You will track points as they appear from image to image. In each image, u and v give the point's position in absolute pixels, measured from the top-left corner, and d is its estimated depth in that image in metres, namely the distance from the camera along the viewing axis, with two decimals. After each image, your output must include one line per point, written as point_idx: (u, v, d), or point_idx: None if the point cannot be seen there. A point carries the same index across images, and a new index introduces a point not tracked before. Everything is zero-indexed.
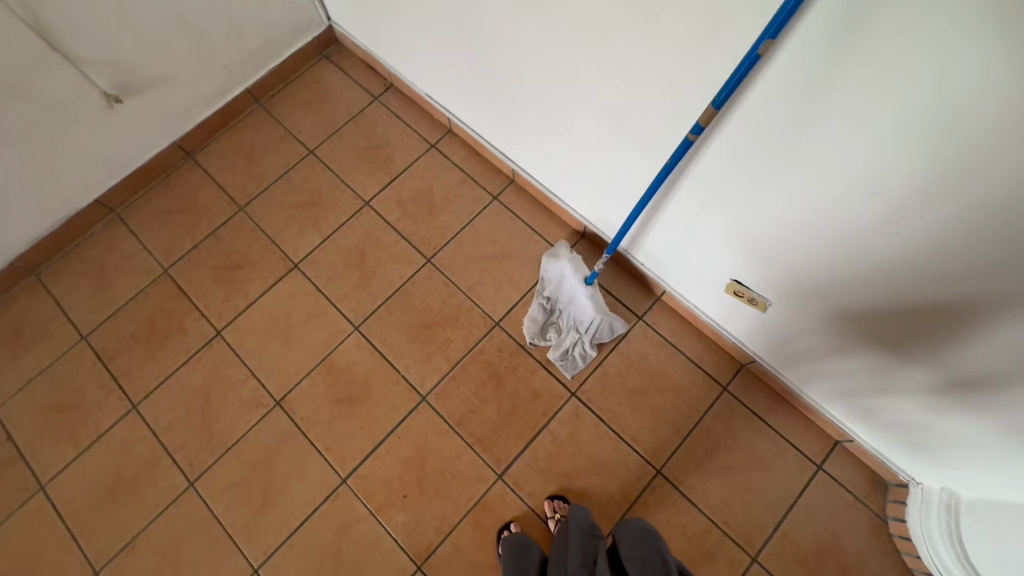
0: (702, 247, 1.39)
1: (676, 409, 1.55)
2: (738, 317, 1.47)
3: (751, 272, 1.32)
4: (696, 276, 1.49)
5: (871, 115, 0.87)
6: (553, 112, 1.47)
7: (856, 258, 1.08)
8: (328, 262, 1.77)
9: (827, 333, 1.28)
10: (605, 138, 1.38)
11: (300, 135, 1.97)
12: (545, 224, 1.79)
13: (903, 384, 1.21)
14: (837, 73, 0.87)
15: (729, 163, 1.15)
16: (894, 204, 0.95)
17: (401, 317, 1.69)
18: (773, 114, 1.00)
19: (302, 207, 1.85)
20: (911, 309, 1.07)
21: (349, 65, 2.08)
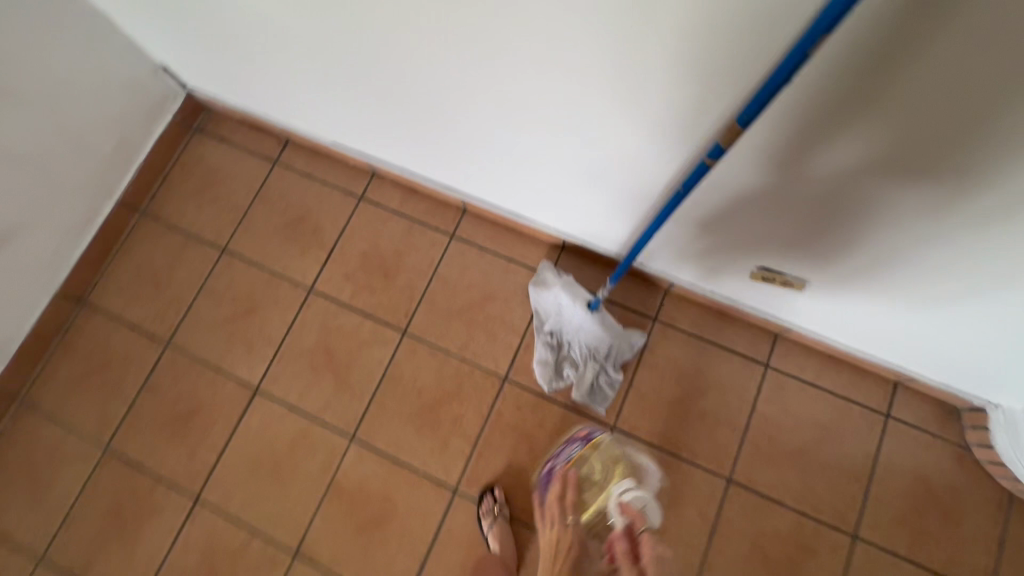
0: (704, 249, 1.26)
1: (725, 406, 1.41)
2: (772, 296, 1.31)
3: (787, 256, 1.14)
4: (717, 266, 1.30)
5: (975, 83, 0.67)
6: (499, 135, 1.22)
7: (930, 235, 0.91)
8: (292, 373, 1.51)
9: (885, 303, 1.13)
10: (573, 152, 1.15)
11: (203, 234, 1.64)
12: (519, 248, 1.55)
13: (987, 341, 1.08)
14: (932, 40, 0.65)
15: (760, 154, 0.93)
16: (996, 177, 0.77)
17: (398, 408, 1.46)
18: (828, 96, 0.78)
19: (238, 318, 1.56)
20: (994, 278, 0.93)
21: (229, 130, 1.73)
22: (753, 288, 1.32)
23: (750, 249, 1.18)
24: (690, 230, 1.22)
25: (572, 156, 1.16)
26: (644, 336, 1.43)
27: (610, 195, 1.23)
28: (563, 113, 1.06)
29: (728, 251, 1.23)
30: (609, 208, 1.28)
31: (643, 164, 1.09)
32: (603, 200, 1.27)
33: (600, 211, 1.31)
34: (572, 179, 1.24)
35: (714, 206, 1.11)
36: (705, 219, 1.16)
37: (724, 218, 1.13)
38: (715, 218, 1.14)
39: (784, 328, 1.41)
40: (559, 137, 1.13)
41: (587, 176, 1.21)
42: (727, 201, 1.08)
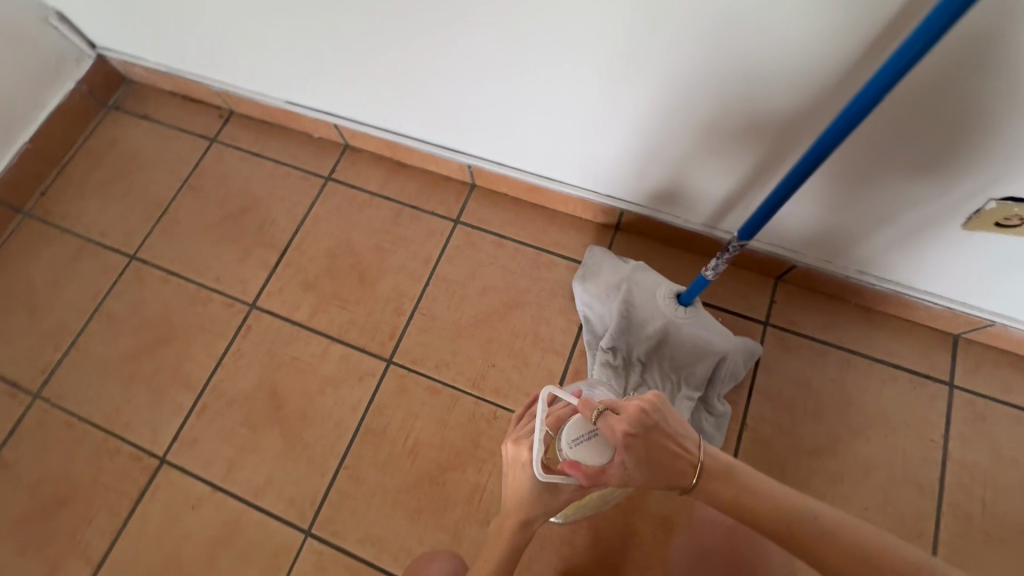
0: (867, 205, 0.78)
1: (900, 454, 0.89)
2: (984, 270, 0.80)
3: None
4: (893, 226, 0.79)
5: None
6: (519, 40, 0.77)
7: None
8: (219, 432, 0.99)
9: None
10: (642, 45, 0.70)
11: (106, 239, 1.17)
12: (552, 233, 1.08)
13: None
14: None
15: None
16: None
17: (380, 480, 0.93)
18: None
19: (144, 353, 1.06)
20: None
21: (154, 106, 1.30)
22: (958, 257, 0.80)
23: (931, 208, 0.74)
24: (827, 195, 0.79)
25: (641, 52, 0.71)
26: (759, 349, 0.93)
27: (707, 117, 0.77)
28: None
29: (892, 218, 0.78)
30: (703, 142, 0.81)
31: (780, 39, 0.62)
32: (691, 131, 0.80)
33: (685, 151, 0.84)
34: (640, 99, 0.78)
35: (875, 141, 0.68)
36: (858, 168, 0.73)
37: (894, 156, 0.69)
38: (879, 162, 0.71)
39: (980, 327, 0.90)
40: (619, 17, 0.68)
41: (666, 88, 0.75)
42: (900, 130, 0.65)
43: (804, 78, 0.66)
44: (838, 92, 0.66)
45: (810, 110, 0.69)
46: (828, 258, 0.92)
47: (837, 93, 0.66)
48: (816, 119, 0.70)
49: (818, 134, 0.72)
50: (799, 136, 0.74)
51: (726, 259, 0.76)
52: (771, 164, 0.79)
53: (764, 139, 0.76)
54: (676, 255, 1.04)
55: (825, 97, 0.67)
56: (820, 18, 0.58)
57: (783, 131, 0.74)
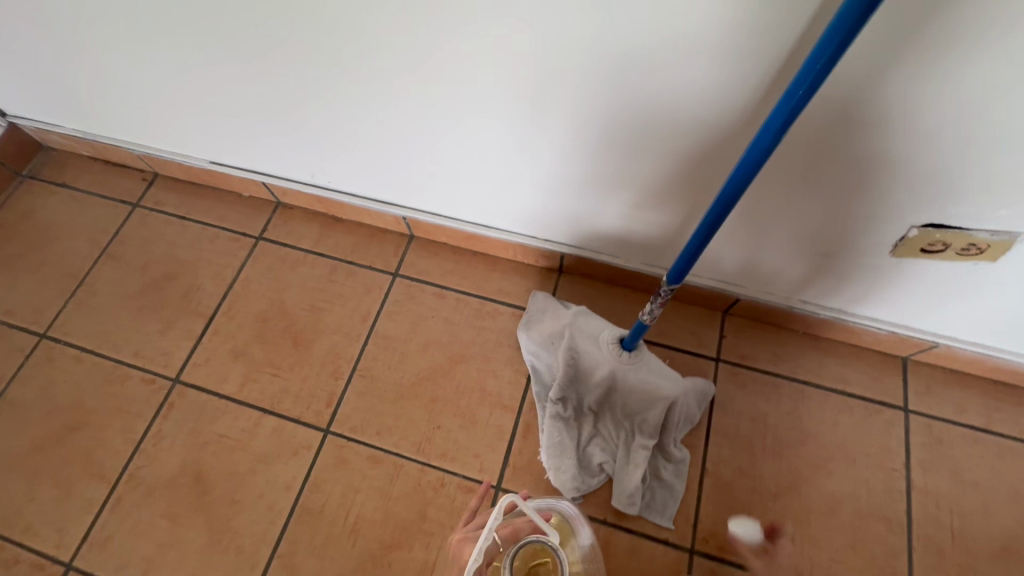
0: (788, 238, 0.78)
1: (864, 488, 0.86)
2: (916, 294, 0.80)
3: (970, 209, 0.64)
4: (817, 257, 0.79)
5: None
6: (435, 90, 0.75)
7: None
8: (135, 528, 0.88)
9: None
10: (556, 94, 0.69)
11: (13, 318, 1.07)
12: (495, 281, 1.05)
13: None
14: None
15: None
16: None
17: (318, 568, 0.84)
18: None
19: (51, 443, 0.96)
20: None
21: (73, 173, 1.23)
22: (888, 282, 0.80)
23: (859, 234, 0.73)
24: (757, 228, 0.78)
25: (555, 97, 0.70)
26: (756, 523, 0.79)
27: (629, 157, 0.76)
28: (526, 9, 0.60)
29: (825, 246, 0.77)
30: (630, 182, 0.80)
31: (688, 78, 0.62)
32: (616, 172, 0.79)
33: (614, 192, 0.83)
34: (561, 143, 0.77)
35: (793, 173, 0.68)
36: (783, 201, 0.72)
37: (815, 187, 0.69)
38: (801, 193, 0.70)
39: (925, 349, 0.90)
40: (527, 66, 0.67)
41: (585, 131, 0.74)
42: (806, 165, 0.66)
43: (715, 116, 0.66)
44: (751, 128, 0.65)
45: (725, 148, 0.69)
46: (771, 290, 0.90)
47: (750, 129, 0.66)
48: (733, 155, 0.70)
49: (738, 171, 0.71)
50: (720, 174, 0.73)
51: (660, 303, 0.73)
52: (697, 202, 0.79)
53: (687, 178, 0.76)
54: (621, 295, 1.02)
55: (738, 134, 0.67)
56: (720, 58, 0.58)
57: (705, 169, 0.73)
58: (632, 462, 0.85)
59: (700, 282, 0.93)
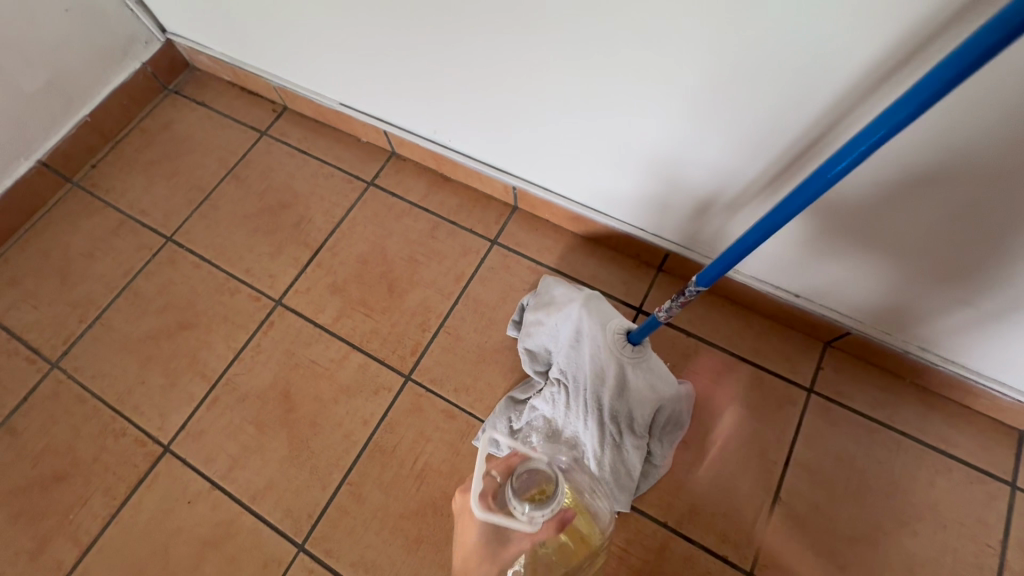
0: (929, 274, 0.73)
1: (951, 554, 0.80)
2: None
3: None
4: (959, 300, 0.74)
5: None
6: (582, 70, 0.74)
7: None
8: (226, 428, 0.96)
9: None
10: (723, 94, 0.67)
11: (146, 217, 1.18)
12: (592, 267, 1.04)
13: None
14: None
15: None
16: None
17: (383, 502, 0.89)
18: None
19: (165, 335, 1.05)
20: None
21: (213, 93, 1.32)
22: None
23: (1009, 287, 0.68)
24: (890, 261, 0.74)
25: (714, 94, 0.67)
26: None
27: (775, 166, 0.72)
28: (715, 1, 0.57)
29: (965, 294, 0.72)
30: (766, 193, 0.76)
31: (880, 93, 0.58)
32: (755, 179, 0.75)
33: (743, 201, 0.79)
34: (704, 141, 0.74)
35: (952, 211, 0.63)
36: (929, 237, 0.68)
37: (980, 229, 0.63)
38: (955, 234, 0.66)
39: None
40: (700, 65, 0.65)
41: (736, 131, 0.70)
42: (979, 202, 0.61)
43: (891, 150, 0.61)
44: (922, 161, 0.60)
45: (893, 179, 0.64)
46: (889, 329, 0.85)
47: (922, 163, 0.60)
48: (898, 186, 0.64)
49: (895, 202, 0.66)
50: (868, 202, 0.68)
51: (682, 302, 0.70)
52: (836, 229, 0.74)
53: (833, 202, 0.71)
54: (718, 305, 0.97)
55: (908, 165, 0.61)
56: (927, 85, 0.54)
57: (859, 195, 0.68)
58: (609, 450, 0.83)
59: (810, 305, 0.89)
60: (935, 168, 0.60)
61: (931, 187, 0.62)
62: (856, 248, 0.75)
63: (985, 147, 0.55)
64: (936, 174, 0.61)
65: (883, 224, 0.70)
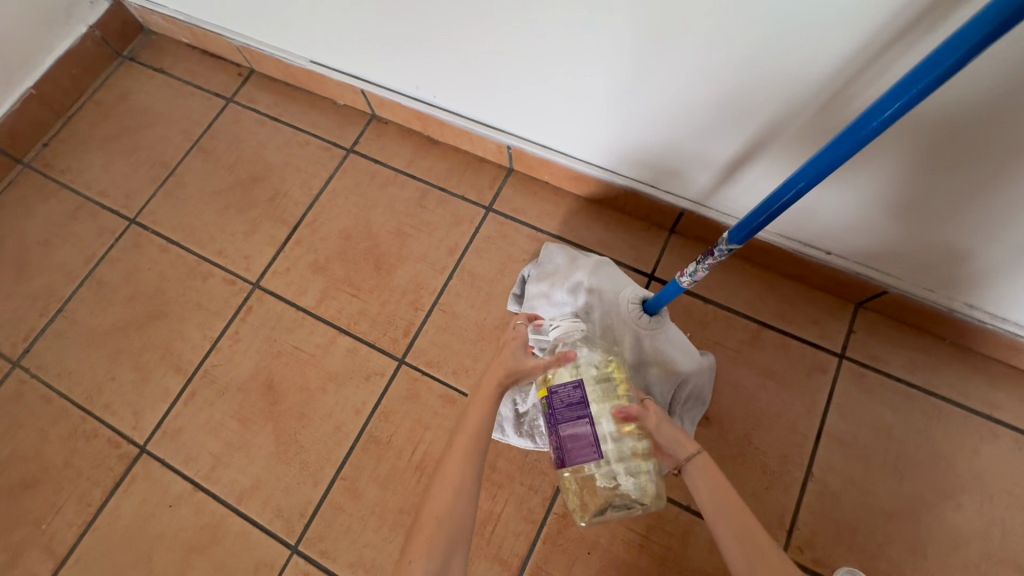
0: (974, 225, 0.64)
1: (999, 526, 0.74)
2: None
3: None
4: (1005, 251, 0.65)
5: None
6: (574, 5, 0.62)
7: None
8: (205, 424, 0.88)
9: None
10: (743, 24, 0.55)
11: (106, 198, 1.07)
12: (597, 232, 0.95)
13: None
14: None
15: None
16: None
17: (381, 497, 0.82)
18: None
19: (134, 327, 0.96)
20: None
21: (172, 59, 1.20)
22: None
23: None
24: (939, 212, 0.65)
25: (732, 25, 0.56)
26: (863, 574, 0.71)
27: (808, 108, 0.61)
28: None
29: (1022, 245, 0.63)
30: (795, 141, 0.66)
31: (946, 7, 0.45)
32: (780, 126, 0.65)
33: (767, 151, 0.69)
34: (720, 81, 0.63)
35: (1009, 150, 0.54)
36: (988, 183, 0.58)
37: None
38: (1013, 179, 0.57)
39: None
40: None
41: (760, 67, 0.59)
42: None
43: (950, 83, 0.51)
44: (985, 91, 0.50)
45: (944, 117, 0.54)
46: (925, 284, 0.77)
47: (982, 94, 0.50)
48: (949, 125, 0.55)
49: (941, 144, 0.57)
50: (908, 143, 0.59)
51: (709, 264, 0.62)
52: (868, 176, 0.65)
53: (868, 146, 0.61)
54: (738, 267, 0.89)
55: (970, 100, 0.51)
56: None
57: (898, 138, 0.58)
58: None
59: (836, 261, 0.80)
60: (995, 100, 0.50)
61: (1000, 123, 0.52)
62: (899, 199, 0.66)
63: None
64: (1000, 107, 0.51)
65: (921, 169, 0.61)
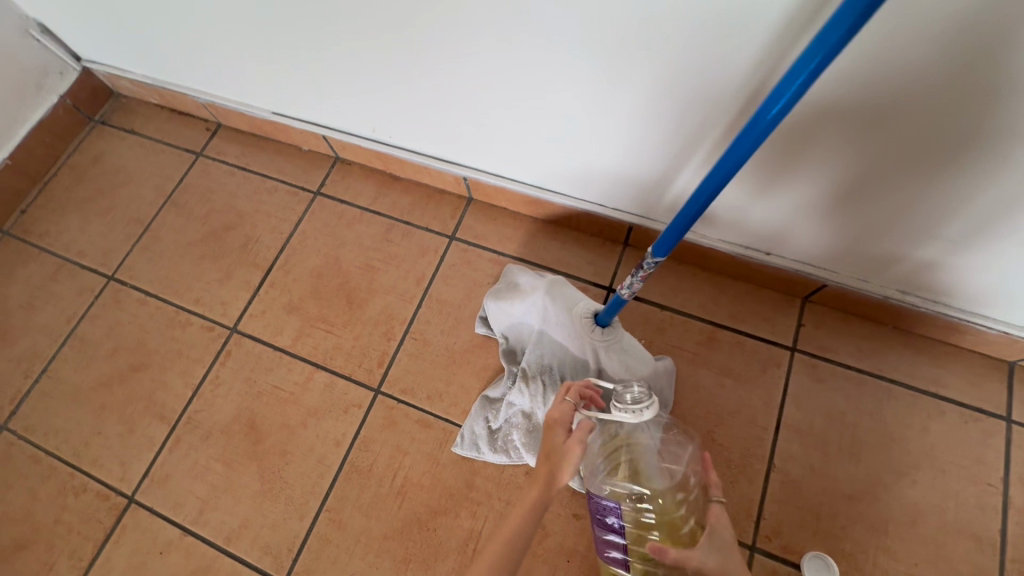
0: (882, 216, 0.70)
1: (952, 498, 0.78)
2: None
3: None
4: (914, 237, 0.71)
5: None
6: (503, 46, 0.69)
7: None
8: (191, 470, 0.91)
9: None
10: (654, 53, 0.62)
11: (84, 258, 1.11)
12: (557, 251, 0.99)
13: None
14: None
15: None
16: None
17: (365, 525, 0.84)
18: None
19: (118, 381, 0.99)
20: None
21: (142, 119, 1.25)
22: (1000, 273, 0.71)
23: (986, 215, 0.64)
24: (848, 207, 0.71)
25: (642, 53, 0.62)
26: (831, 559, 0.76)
27: (722, 122, 0.67)
28: None
29: (936, 228, 0.68)
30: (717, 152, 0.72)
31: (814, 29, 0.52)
32: (702, 139, 0.71)
33: (696, 163, 0.75)
34: (640, 104, 0.69)
35: (891, 147, 0.61)
36: (890, 176, 0.64)
37: (921, 162, 0.61)
38: (902, 172, 0.63)
39: None
40: (622, 23, 0.60)
41: (674, 83, 0.65)
42: (915, 136, 0.58)
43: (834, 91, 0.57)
44: (861, 99, 0.57)
45: (832, 124, 0.61)
46: (856, 276, 0.82)
47: (858, 101, 0.57)
48: (840, 130, 0.61)
49: (836, 147, 0.63)
50: (807, 149, 0.65)
51: (642, 277, 0.67)
52: (782, 179, 0.71)
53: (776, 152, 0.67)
54: (689, 274, 0.94)
55: (849, 108, 0.58)
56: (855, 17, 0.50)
57: (800, 144, 0.65)
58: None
59: (773, 261, 0.86)
60: (869, 106, 0.57)
61: (876, 125, 0.59)
62: (814, 198, 0.72)
63: (913, 77, 0.52)
64: (874, 112, 0.57)
65: (825, 170, 0.67)
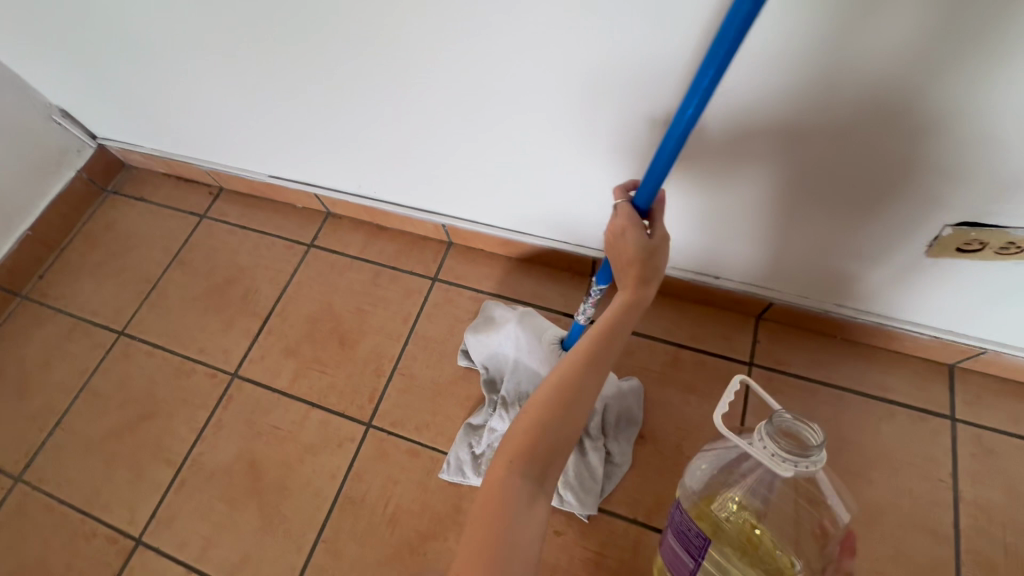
0: (805, 237, 0.80)
1: (907, 495, 0.83)
2: (942, 294, 0.79)
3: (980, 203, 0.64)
4: (837, 254, 0.81)
5: None
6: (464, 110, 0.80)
7: None
8: (195, 510, 0.96)
9: None
10: (589, 111, 0.73)
11: (97, 316, 1.20)
12: (531, 286, 1.08)
13: None
14: None
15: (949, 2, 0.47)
16: None
17: (360, 553, 0.89)
18: None
19: (127, 429, 1.06)
20: None
21: (151, 188, 1.37)
22: (917, 282, 0.79)
23: (888, 231, 0.73)
24: (775, 231, 0.81)
25: (580, 111, 0.74)
26: None
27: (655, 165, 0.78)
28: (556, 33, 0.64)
29: (853, 245, 0.78)
30: None
31: None
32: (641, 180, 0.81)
33: None
34: (586, 154, 0.80)
35: (796, 178, 0.71)
36: (802, 202, 0.74)
37: (824, 189, 0.71)
38: (811, 198, 0.73)
39: (973, 355, 0.87)
40: (560, 88, 0.71)
41: (612, 135, 0.75)
42: (813, 167, 0.69)
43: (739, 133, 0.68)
44: (762, 139, 0.67)
45: (744, 162, 0.71)
46: (798, 293, 0.91)
47: (760, 141, 0.68)
48: (751, 165, 0.72)
49: (752, 180, 0.74)
50: (729, 183, 0.76)
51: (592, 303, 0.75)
52: (715, 210, 0.81)
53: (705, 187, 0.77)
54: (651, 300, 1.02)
55: (754, 147, 0.69)
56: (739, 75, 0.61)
57: (723, 180, 0.75)
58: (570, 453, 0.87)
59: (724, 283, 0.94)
60: (770, 144, 0.68)
61: (779, 160, 0.69)
62: (745, 225, 0.82)
63: (796, 119, 0.64)
64: (775, 149, 0.68)
65: (748, 201, 0.77)
